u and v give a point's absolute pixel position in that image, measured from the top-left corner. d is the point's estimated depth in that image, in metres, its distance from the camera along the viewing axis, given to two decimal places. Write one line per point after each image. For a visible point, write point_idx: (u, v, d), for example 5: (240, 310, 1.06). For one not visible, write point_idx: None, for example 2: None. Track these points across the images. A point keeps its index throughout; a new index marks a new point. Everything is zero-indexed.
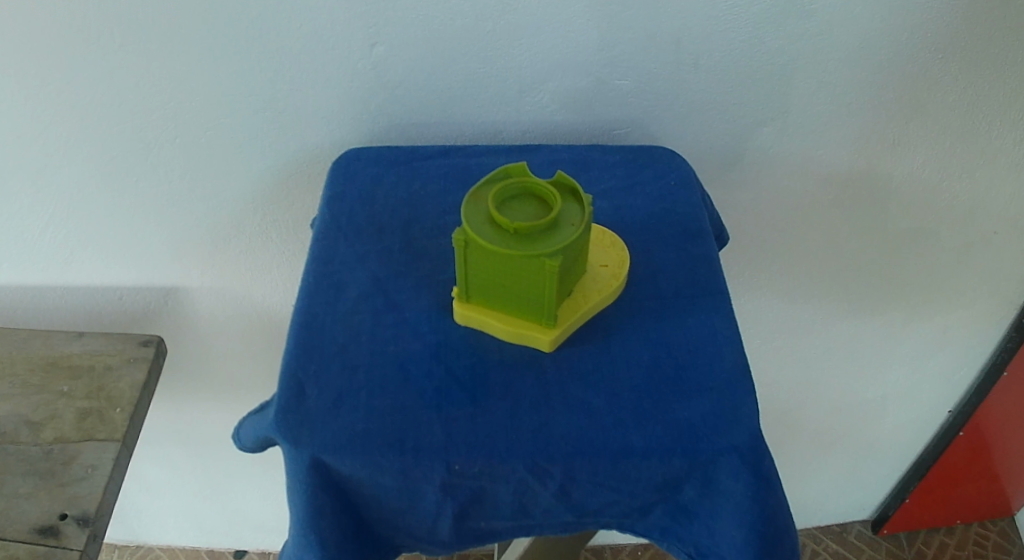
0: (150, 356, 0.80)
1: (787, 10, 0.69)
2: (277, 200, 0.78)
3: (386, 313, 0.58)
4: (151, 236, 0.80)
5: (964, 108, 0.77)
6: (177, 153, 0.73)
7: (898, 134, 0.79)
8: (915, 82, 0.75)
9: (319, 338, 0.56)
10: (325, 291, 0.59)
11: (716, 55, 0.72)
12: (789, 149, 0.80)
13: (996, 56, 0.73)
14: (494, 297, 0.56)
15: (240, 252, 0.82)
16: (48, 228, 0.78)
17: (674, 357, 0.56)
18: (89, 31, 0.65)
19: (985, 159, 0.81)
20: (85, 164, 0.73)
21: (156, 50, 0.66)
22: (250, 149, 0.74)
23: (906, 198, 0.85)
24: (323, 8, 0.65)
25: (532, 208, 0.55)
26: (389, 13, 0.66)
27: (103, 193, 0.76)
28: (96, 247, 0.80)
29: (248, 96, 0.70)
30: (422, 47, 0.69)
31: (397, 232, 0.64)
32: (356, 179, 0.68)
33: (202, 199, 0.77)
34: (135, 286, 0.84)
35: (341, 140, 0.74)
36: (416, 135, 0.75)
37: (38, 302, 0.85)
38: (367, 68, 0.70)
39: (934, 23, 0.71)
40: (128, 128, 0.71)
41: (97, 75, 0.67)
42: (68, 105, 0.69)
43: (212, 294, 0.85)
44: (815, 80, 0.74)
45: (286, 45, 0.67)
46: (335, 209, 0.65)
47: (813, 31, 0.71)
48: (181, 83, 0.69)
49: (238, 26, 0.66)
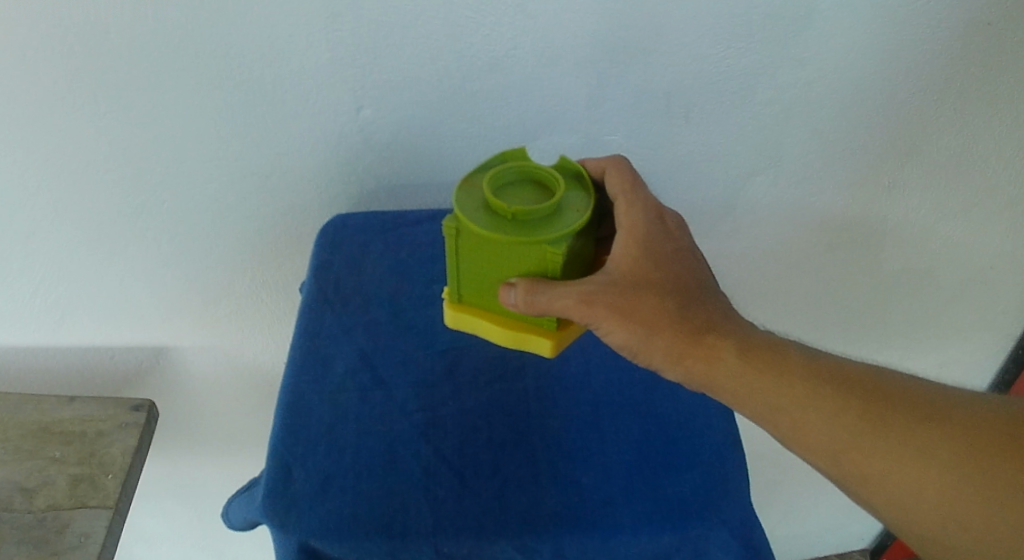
0: (142, 421, 0.80)
1: (779, 59, 0.70)
2: (272, 258, 0.79)
3: (373, 391, 0.60)
4: (143, 297, 0.80)
5: (957, 150, 0.78)
6: (165, 216, 0.74)
7: (892, 177, 0.80)
8: (909, 124, 0.76)
9: (307, 418, 0.58)
10: (312, 368, 0.61)
11: (706, 108, 0.73)
12: (781, 197, 0.80)
13: (986, 96, 0.74)
14: (485, 288, 0.57)
15: (233, 311, 0.82)
16: (41, 290, 0.78)
17: (665, 431, 0.59)
18: (91, 99, 0.66)
19: (978, 197, 0.82)
20: (74, 229, 0.74)
21: (143, 118, 0.67)
22: (239, 209, 0.75)
23: (902, 238, 0.85)
24: (309, 74, 0.67)
25: (530, 194, 0.55)
26: (375, 77, 0.68)
27: (93, 257, 0.76)
28: (89, 308, 0.80)
29: (236, 160, 0.71)
30: (409, 109, 0.70)
31: (385, 303, 0.67)
32: (341, 248, 0.70)
33: (192, 262, 0.78)
34: (127, 345, 0.84)
35: (331, 198, 0.76)
36: (406, 194, 0.77)
37: (29, 364, 0.85)
38: (355, 131, 0.71)
39: (925, 66, 0.72)
40: (116, 194, 0.72)
41: (86, 143, 0.68)
42: (65, 170, 0.70)
43: (206, 353, 0.85)
44: (807, 129, 0.75)
45: (284, 111, 0.69)
46: (322, 279, 0.69)
47: (804, 80, 0.72)
48: (169, 149, 0.70)
49: (237, 91, 0.67)
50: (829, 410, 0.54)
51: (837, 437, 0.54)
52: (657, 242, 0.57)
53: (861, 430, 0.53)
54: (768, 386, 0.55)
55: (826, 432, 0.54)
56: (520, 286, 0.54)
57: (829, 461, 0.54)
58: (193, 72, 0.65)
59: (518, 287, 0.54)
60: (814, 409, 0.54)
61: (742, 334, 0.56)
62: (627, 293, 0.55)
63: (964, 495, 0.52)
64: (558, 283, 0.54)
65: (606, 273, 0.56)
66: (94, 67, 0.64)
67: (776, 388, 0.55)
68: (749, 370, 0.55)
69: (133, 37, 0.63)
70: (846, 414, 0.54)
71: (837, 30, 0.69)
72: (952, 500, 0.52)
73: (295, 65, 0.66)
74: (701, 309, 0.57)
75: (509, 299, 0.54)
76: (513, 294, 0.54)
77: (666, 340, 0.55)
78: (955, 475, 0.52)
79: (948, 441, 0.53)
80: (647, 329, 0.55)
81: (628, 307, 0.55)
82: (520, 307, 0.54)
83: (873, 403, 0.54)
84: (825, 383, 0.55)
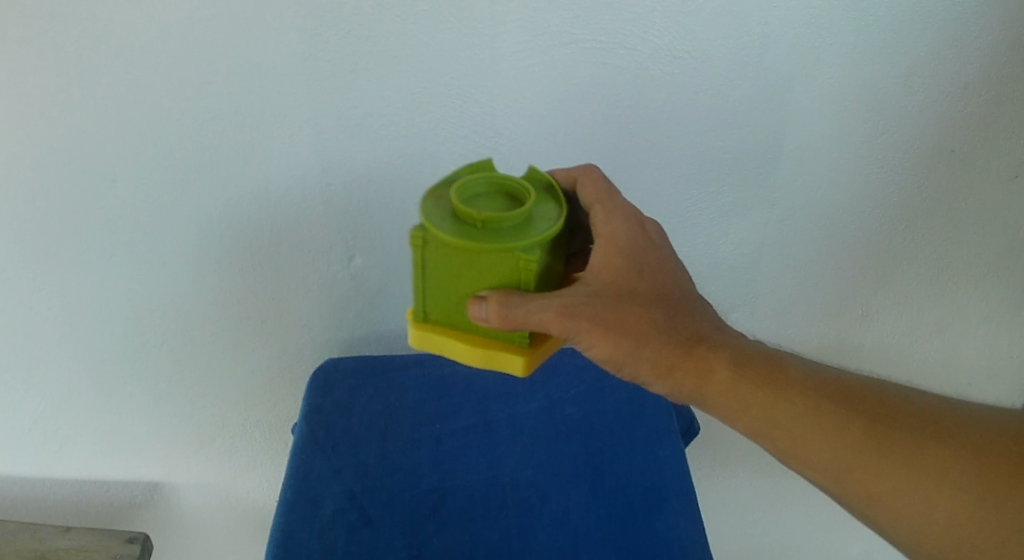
0: (135, 553, 0.82)
1: (750, 201, 0.85)
2: (280, 393, 0.89)
3: (360, 527, 0.73)
4: (168, 418, 0.88)
5: (925, 276, 0.93)
6: (169, 355, 0.84)
7: (865, 305, 0.95)
8: (877, 256, 0.91)
9: (298, 551, 0.70)
10: (304, 506, 0.74)
11: (695, 247, 0.88)
12: (765, 326, 0.95)
13: (939, 232, 0.90)
14: (449, 300, 0.57)
15: (243, 438, 0.91)
16: (82, 408, 0.86)
17: (614, 528, 0.76)
18: (168, 239, 0.77)
19: (944, 320, 0.97)
20: (80, 365, 0.83)
21: (156, 264, 0.78)
22: (236, 351, 0.86)
23: (876, 359, 0.99)
24: (306, 231, 0.79)
25: (499, 204, 0.56)
26: (365, 233, 0.80)
27: (97, 394, 0.85)
28: (118, 426, 0.88)
29: (237, 304, 0.83)
30: (392, 259, 0.82)
31: (374, 443, 0.81)
32: (333, 391, 0.84)
33: (188, 399, 0.87)
34: (147, 464, 0.91)
35: (323, 339, 0.87)
36: (391, 335, 0.89)
37: (56, 477, 0.90)
38: (345, 278, 0.83)
39: (887, 207, 0.87)
40: (125, 333, 0.82)
41: (104, 287, 0.79)
42: (124, 299, 0.80)
43: (213, 477, 0.93)
44: (778, 261, 0.90)
45: (322, 266, 0.81)
46: (313, 421, 0.81)
47: (775, 219, 0.87)
48: (176, 291, 0.80)
49: (291, 241, 0.79)
50: (831, 428, 0.58)
51: (836, 452, 0.58)
52: (639, 251, 0.59)
53: (857, 442, 0.57)
54: (765, 405, 0.59)
55: (826, 449, 0.58)
56: (492, 299, 0.54)
57: (828, 476, 0.58)
58: (206, 226, 0.77)
59: (489, 301, 0.54)
60: (817, 426, 0.58)
61: (735, 347, 0.60)
62: (615, 307, 0.56)
63: (963, 508, 0.56)
64: (532, 295, 0.54)
65: (588, 284, 0.57)
66: (134, 218, 0.75)
67: (772, 404, 0.59)
68: (745, 389, 0.58)
69: (218, 192, 0.75)
70: (848, 429, 0.58)
71: (793, 186, 0.85)
72: (950, 514, 0.56)
73: (298, 223, 0.78)
74: (689, 322, 0.59)
75: (481, 313, 0.54)
76: (482, 308, 0.54)
77: (661, 358, 0.57)
78: (954, 490, 0.56)
79: (942, 451, 0.57)
80: (637, 344, 0.57)
81: (617, 320, 0.56)
82: (491, 320, 0.54)
83: (865, 417, 0.58)
84: (821, 399, 0.59)
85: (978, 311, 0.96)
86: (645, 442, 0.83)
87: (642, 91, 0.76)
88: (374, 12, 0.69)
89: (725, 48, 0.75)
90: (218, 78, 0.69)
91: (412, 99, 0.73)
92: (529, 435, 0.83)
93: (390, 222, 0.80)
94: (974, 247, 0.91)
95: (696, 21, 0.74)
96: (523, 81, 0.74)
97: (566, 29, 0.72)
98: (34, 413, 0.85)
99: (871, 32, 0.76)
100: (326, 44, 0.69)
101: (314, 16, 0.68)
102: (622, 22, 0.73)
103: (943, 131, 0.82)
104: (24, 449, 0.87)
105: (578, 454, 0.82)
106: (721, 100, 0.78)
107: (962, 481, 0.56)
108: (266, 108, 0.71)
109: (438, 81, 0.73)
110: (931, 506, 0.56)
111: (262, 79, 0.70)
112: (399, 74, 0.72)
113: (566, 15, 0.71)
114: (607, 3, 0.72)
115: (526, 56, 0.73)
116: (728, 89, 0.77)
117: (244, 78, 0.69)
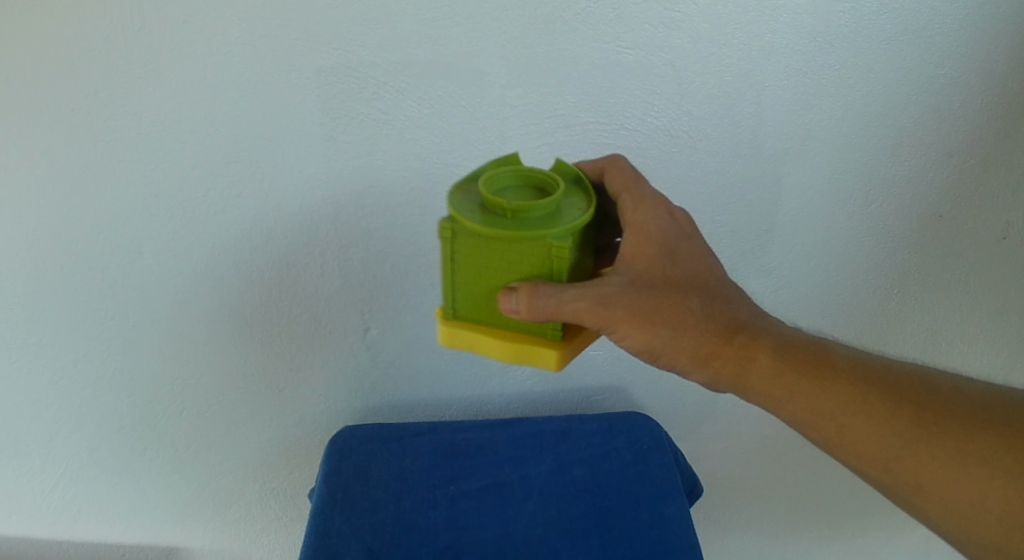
0: None
1: (751, 272, 0.89)
2: (299, 460, 0.92)
3: None
4: (194, 480, 0.92)
5: (921, 338, 0.96)
6: (185, 424, 0.87)
7: None
8: (874, 320, 0.94)
9: None
10: None
11: None
12: None
13: (930, 294, 0.94)
14: (478, 295, 0.60)
15: (268, 499, 0.94)
16: (112, 471, 0.89)
17: None
18: (197, 311, 0.81)
19: None
20: (97, 431, 0.86)
21: (173, 336, 0.82)
22: (251, 421, 0.88)
23: None
24: (321, 304, 0.82)
25: (528, 195, 0.59)
26: (381, 307, 0.83)
27: (114, 459, 0.89)
28: (147, 487, 0.91)
29: (252, 376, 0.86)
30: (406, 331, 0.85)
31: (390, 504, 0.83)
32: (351, 455, 0.85)
33: (205, 466, 0.91)
34: (165, 528, 0.95)
35: (338, 410, 0.90)
36: (407, 406, 0.91)
37: (87, 535, 0.94)
38: (361, 349, 0.86)
39: (881, 274, 0.91)
40: (143, 402, 0.85)
41: (122, 357, 0.82)
42: (152, 370, 0.83)
43: (238, 536, 0.96)
44: None
45: (340, 337, 0.84)
46: (332, 483, 0.82)
47: (773, 287, 0.90)
48: (193, 361, 0.84)
49: (311, 314, 0.83)
50: (875, 416, 0.59)
51: (884, 437, 0.59)
52: (669, 241, 0.62)
53: (900, 428, 0.59)
54: (804, 392, 0.60)
55: (869, 434, 0.59)
56: (522, 290, 0.56)
57: (874, 465, 0.60)
58: (225, 300, 0.81)
59: (519, 292, 0.56)
60: (858, 413, 0.59)
61: (774, 337, 0.62)
62: (648, 295, 0.59)
63: (1015, 496, 0.56)
64: (563, 285, 0.57)
65: (622, 274, 0.60)
66: (154, 292, 0.79)
67: (814, 392, 0.60)
68: (785, 376, 0.61)
69: (245, 268, 0.79)
70: (893, 419, 0.59)
71: (789, 257, 0.89)
72: (1004, 500, 0.56)
73: (314, 296, 0.81)
74: (727, 312, 0.62)
75: (510, 305, 0.57)
76: (513, 300, 0.57)
77: (697, 346, 0.60)
78: (1006, 477, 0.56)
79: (993, 442, 0.57)
80: (676, 333, 0.60)
81: (652, 309, 0.59)
82: (520, 312, 0.56)
83: (906, 402, 0.60)
84: (861, 384, 0.60)
85: (976, 368, 1.00)
86: (653, 499, 0.84)
87: (645, 170, 0.81)
88: (393, 97, 0.74)
89: (720, 130, 0.80)
90: (247, 159, 0.74)
91: (427, 177, 0.77)
92: (539, 495, 0.85)
93: (405, 295, 0.83)
94: (965, 305, 0.95)
95: (692, 104, 0.78)
96: (533, 159, 0.78)
97: (570, 111, 0.77)
98: (66, 473, 0.89)
99: (858, 113, 0.81)
100: (349, 127, 0.74)
101: (337, 102, 0.73)
102: (623, 105, 0.77)
103: (930, 200, 0.87)
104: (55, 507, 0.91)
105: (587, 511, 0.83)
106: (719, 177, 0.83)
107: (1014, 467, 0.57)
108: (291, 187, 0.76)
109: (453, 161, 0.77)
110: (981, 490, 0.57)
111: (287, 160, 0.75)
112: (415, 155, 0.76)
113: (571, 98, 0.76)
114: (608, 89, 0.76)
115: (535, 136, 0.77)
116: (725, 166, 0.82)
117: (271, 160, 0.74)
